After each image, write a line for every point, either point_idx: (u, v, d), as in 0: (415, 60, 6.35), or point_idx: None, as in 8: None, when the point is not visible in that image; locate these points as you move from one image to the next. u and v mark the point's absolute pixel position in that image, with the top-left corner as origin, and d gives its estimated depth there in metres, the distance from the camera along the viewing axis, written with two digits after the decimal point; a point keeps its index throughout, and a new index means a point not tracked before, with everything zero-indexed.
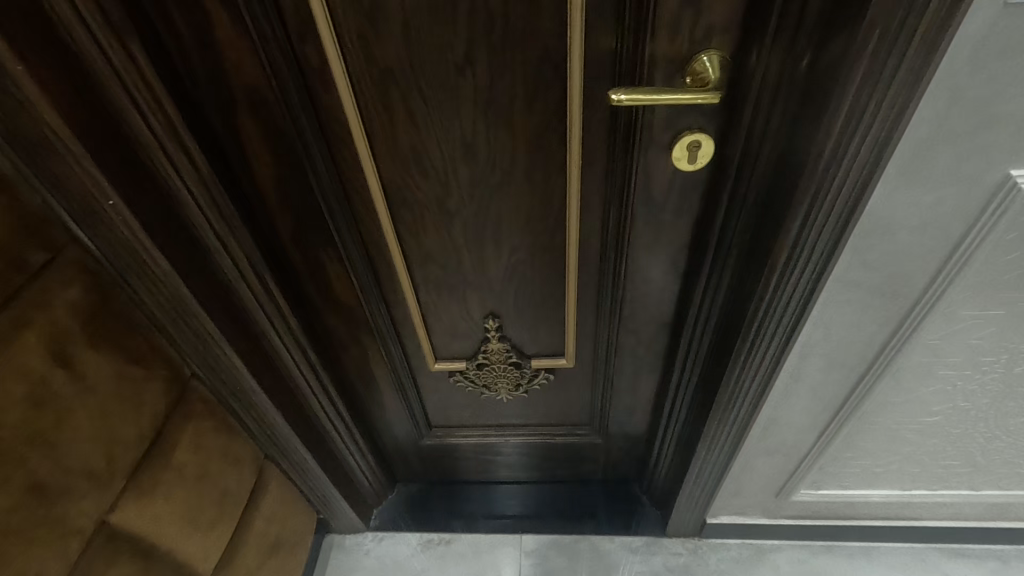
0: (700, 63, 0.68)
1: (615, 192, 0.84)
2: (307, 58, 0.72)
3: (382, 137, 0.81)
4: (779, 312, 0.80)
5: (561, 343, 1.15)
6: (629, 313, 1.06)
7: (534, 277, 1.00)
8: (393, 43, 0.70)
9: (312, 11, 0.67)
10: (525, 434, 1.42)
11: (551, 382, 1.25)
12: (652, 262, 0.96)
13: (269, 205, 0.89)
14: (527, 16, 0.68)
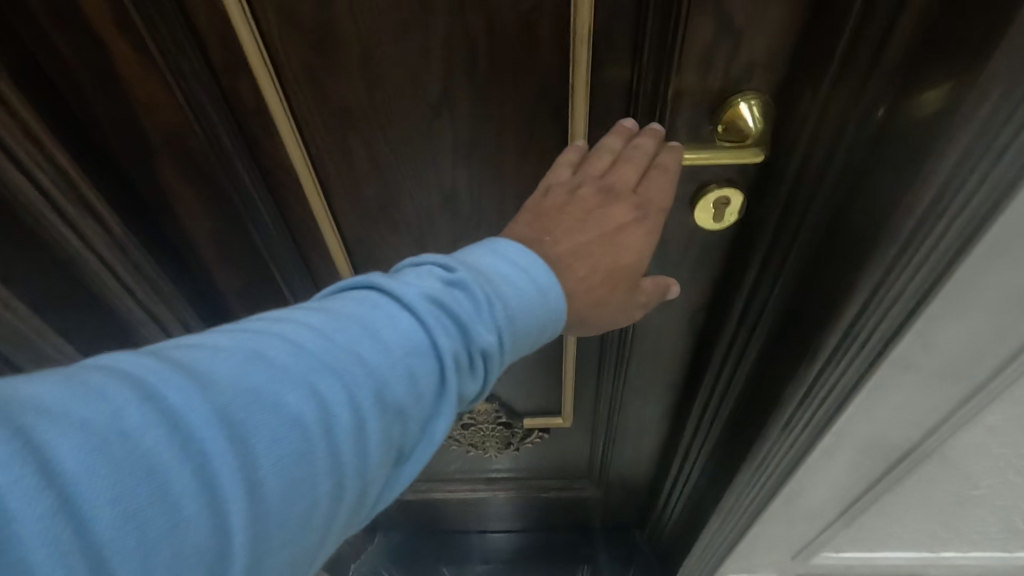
0: (735, 110, 0.54)
1: None
2: (239, 97, 0.56)
3: (344, 192, 0.66)
4: (821, 396, 0.68)
5: (558, 401, 1.02)
6: (635, 371, 0.93)
7: None
8: (349, 78, 0.55)
9: (241, 42, 0.52)
10: (517, 487, 1.30)
11: (546, 439, 1.12)
12: (664, 322, 0.83)
13: (208, 266, 0.73)
14: (519, 49, 0.53)
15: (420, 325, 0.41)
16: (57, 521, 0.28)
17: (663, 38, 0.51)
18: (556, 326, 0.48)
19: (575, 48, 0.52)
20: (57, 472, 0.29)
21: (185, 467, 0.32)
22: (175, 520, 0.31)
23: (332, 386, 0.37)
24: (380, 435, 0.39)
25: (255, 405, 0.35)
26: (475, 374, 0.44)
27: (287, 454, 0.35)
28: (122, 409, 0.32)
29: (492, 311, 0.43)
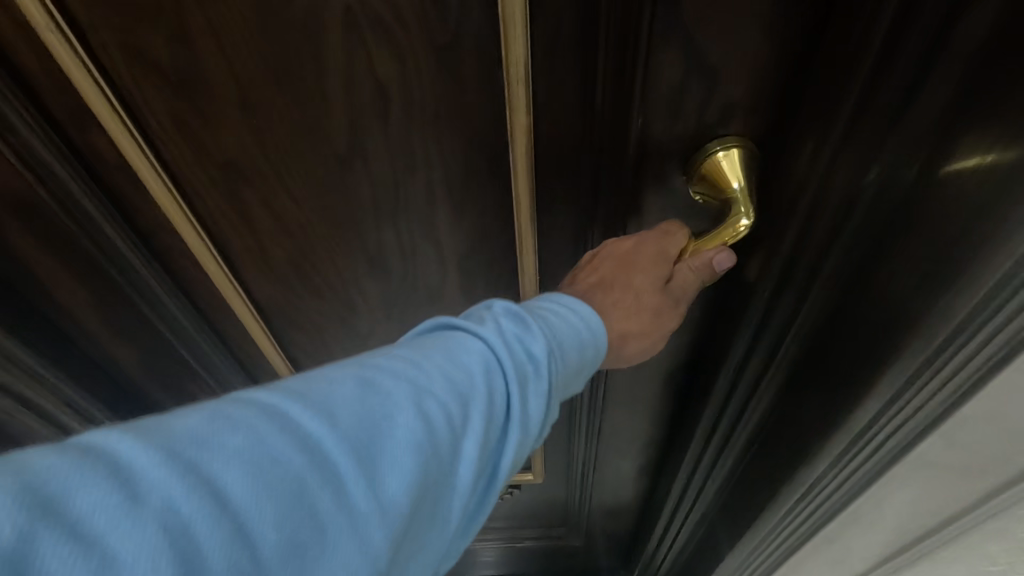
0: (715, 159, 0.43)
1: None
2: (95, 151, 0.45)
3: (251, 254, 0.55)
4: (818, 499, 0.55)
5: (528, 457, 0.91)
6: (610, 431, 0.83)
7: None
8: (230, 127, 0.44)
9: (79, 88, 0.40)
10: (491, 536, 1.20)
11: (517, 493, 1.02)
12: (640, 377, 0.72)
13: (97, 340, 0.61)
14: (441, 90, 0.42)
15: (511, 346, 0.38)
16: (223, 553, 0.24)
17: (621, 75, 0.40)
18: (598, 353, 0.44)
19: (511, 89, 0.41)
20: (225, 500, 0.25)
21: (335, 495, 0.28)
22: (330, 554, 0.27)
23: (450, 404, 0.33)
24: (494, 455, 0.35)
25: (386, 426, 0.31)
26: (558, 398, 0.40)
27: (427, 478, 0.31)
28: (265, 436, 0.28)
29: (556, 333, 0.40)
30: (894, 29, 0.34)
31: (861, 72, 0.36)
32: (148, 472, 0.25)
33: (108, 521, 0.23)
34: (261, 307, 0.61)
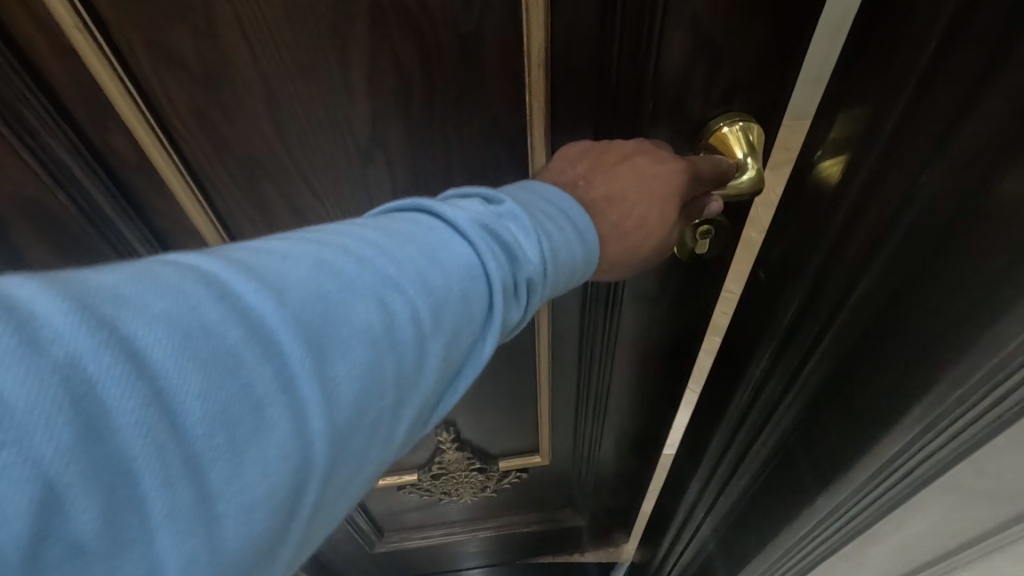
0: (723, 133, 0.46)
1: (598, 288, 0.63)
2: (113, 150, 0.44)
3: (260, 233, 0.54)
4: (838, 516, 0.52)
5: (536, 440, 0.93)
6: (618, 412, 0.85)
7: (497, 380, 0.78)
8: (253, 122, 0.45)
9: (101, 85, 0.40)
10: (499, 523, 1.21)
11: (524, 478, 1.03)
12: (649, 350, 0.73)
13: None
14: (462, 80, 0.44)
15: (484, 249, 0.33)
16: (138, 426, 0.22)
17: (635, 57, 0.42)
18: (589, 270, 0.39)
19: (530, 69, 0.43)
20: (143, 363, 0.22)
21: (271, 380, 0.25)
22: (263, 442, 0.24)
23: (408, 302, 0.30)
24: (452, 359, 0.32)
25: (330, 315, 0.27)
26: (526, 308, 0.36)
27: (370, 375, 0.28)
28: (199, 303, 0.25)
29: (548, 241, 0.35)
30: (953, 25, 0.35)
31: (912, 82, 0.38)
32: (54, 323, 0.21)
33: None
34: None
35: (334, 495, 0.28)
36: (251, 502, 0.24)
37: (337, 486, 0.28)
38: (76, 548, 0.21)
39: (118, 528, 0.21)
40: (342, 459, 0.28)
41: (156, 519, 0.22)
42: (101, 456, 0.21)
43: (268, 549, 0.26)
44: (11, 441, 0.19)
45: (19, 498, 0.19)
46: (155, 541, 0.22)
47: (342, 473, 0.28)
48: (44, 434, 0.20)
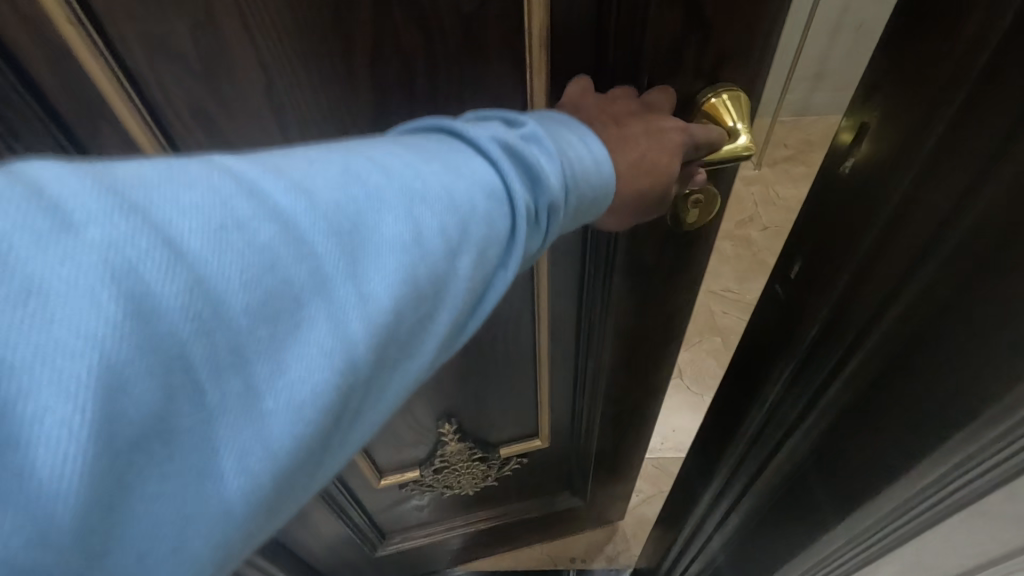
0: (713, 104, 0.49)
1: (601, 257, 0.62)
2: (99, 145, 0.42)
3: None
4: (879, 531, 0.49)
5: (534, 422, 0.94)
6: (614, 390, 0.86)
7: (497, 367, 0.78)
8: (253, 116, 0.43)
9: (96, 87, 0.39)
10: (507, 508, 1.16)
11: (522, 464, 1.05)
12: (643, 325, 0.75)
13: None
14: (466, 63, 0.44)
15: (507, 173, 0.33)
16: (184, 315, 0.23)
17: (631, 34, 0.44)
18: (603, 203, 0.39)
19: (531, 53, 0.44)
20: (183, 251, 0.23)
21: (308, 281, 0.26)
22: (302, 341, 0.26)
23: (439, 218, 0.30)
24: (480, 280, 0.32)
25: (363, 225, 0.28)
26: (549, 233, 0.36)
27: (406, 287, 0.28)
28: (230, 199, 0.25)
29: (570, 169, 0.35)
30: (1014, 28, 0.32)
31: (964, 91, 0.35)
32: (93, 205, 0.22)
33: (42, 256, 0.20)
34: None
35: (370, 405, 0.29)
36: (294, 397, 0.25)
37: (374, 395, 0.29)
38: (137, 428, 0.22)
39: (172, 411, 0.23)
40: (380, 367, 0.28)
41: (205, 404, 0.24)
42: (154, 337, 0.22)
43: (314, 452, 0.27)
44: (66, 309, 0.20)
45: (80, 366, 0.20)
46: (208, 423, 0.24)
47: (377, 385, 0.29)
48: (97, 314, 0.21)
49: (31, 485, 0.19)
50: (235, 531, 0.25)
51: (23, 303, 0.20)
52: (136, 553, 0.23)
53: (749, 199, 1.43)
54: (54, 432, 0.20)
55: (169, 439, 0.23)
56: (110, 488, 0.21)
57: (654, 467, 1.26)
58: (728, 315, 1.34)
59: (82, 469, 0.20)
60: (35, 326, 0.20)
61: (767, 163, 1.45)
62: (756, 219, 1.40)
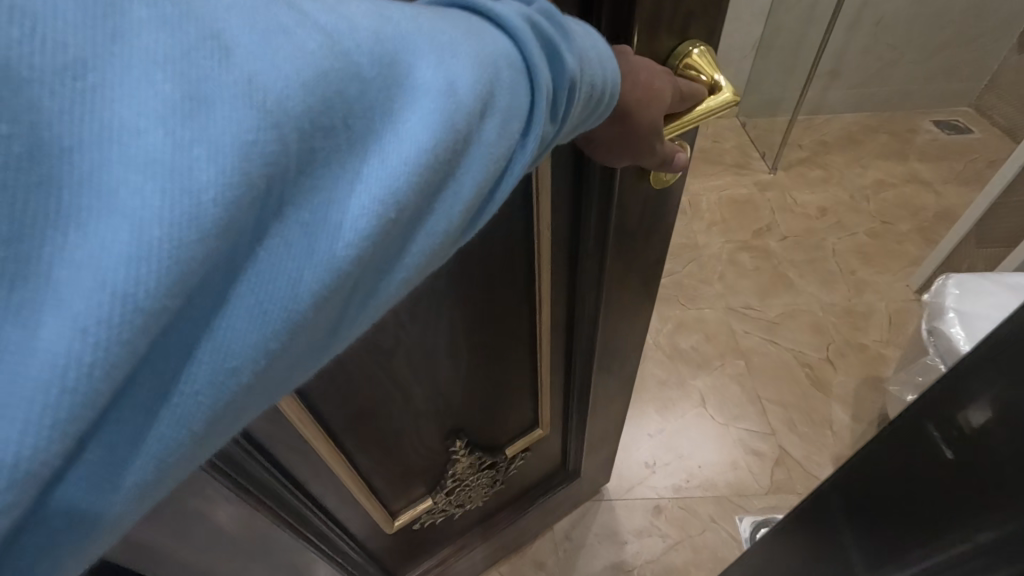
0: (693, 58, 0.37)
1: (594, 193, 0.42)
2: None
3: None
4: None
5: (535, 409, 0.65)
6: (611, 369, 0.65)
7: (498, 367, 0.54)
8: None
9: None
10: (538, 513, 0.81)
11: (541, 464, 0.75)
12: (638, 260, 0.52)
13: None
14: None
15: (526, 30, 0.23)
16: (236, 116, 0.16)
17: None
18: (610, 106, 0.29)
19: None
20: (226, 49, 0.16)
21: (369, 107, 0.18)
22: (355, 179, 0.18)
23: (475, 64, 0.21)
24: (503, 154, 0.23)
25: (405, 57, 0.19)
26: (567, 125, 0.26)
27: (461, 129, 0.20)
28: (267, 11, 0.17)
29: (583, 47, 0.26)
30: None
31: None
32: None
33: (87, 28, 0.14)
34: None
35: (397, 293, 0.22)
36: (343, 247, 0.18)
37: (415, 267, 0.21)
38: (198, 248, 0.15)
39: (233, 243, 0.16)
40: (427, 223, 0.21)
41: (255, 239, 0.17)
42: (194, 139, 0.15)
43: (341, 314, 0.20)
44: (104, 88, 0.14)
45: (129, 159, 0.15)
46: (254, 268, 0.17)
47: (415, 248, 0.21)
48: (145, 103, 0.15)
49: (68, 298, 0.14)
50: (264, 392, 0.20)
51: (71, 87, 0.14)
52: (175, 423, 0.17)
53: (765, 206, 1.19)
54: (112, 233, 0.14)
55: (224, 277, 0.17)
56: (160, 325, 0.15)
57: (680, 511, 0.84)
58: (750, 335, 1.00)
59: (129, 289, 0.14)
60: (80, 111, 0.14)
61: (785, 167, 1.27)
62: (774, 227, 1.15)
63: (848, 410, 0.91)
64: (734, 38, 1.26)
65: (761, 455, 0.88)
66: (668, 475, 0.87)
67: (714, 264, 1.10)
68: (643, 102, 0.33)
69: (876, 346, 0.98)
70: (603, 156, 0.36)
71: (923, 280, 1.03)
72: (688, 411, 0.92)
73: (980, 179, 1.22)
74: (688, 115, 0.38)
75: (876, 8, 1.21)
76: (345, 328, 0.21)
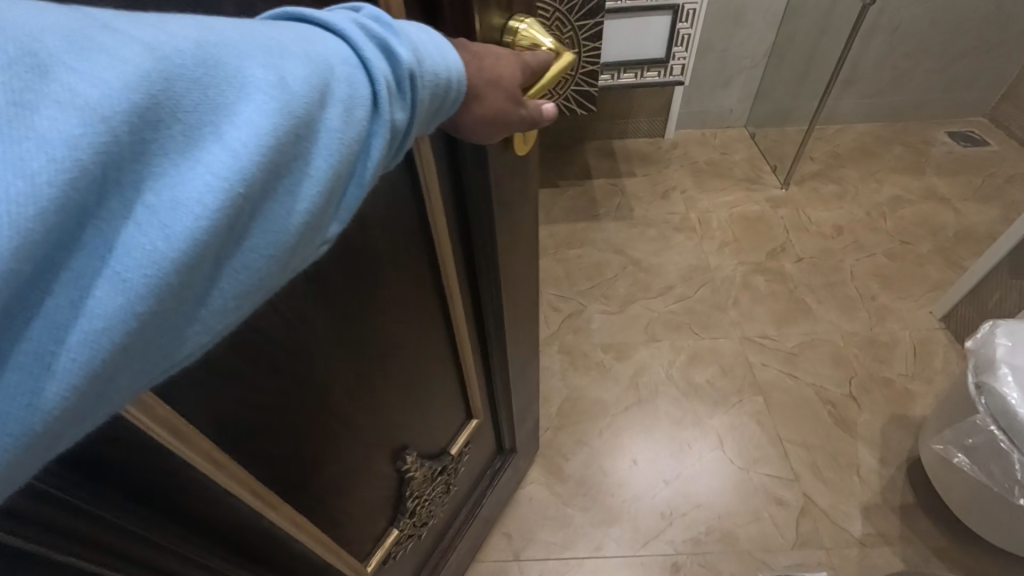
0: (525, 30, 0.34)
1: (471, 173, 0.39)
2: None
3: (166, 388, 0.27)
4: None
5: (465, 402, 0.62)
6: (518, 351, 0.63)
7: (425, 371, 0.51)
8: None
9: None
10: (493, 505, 0.79)
11: (479, 456, 0.72)
12: (524, 226, 0.50)
13: None
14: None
15: (361, 32, 0.22)
16: (55, 112, 0.14)
17: None
18: (457, 95, 0.26)
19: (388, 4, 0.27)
20: (41, 59, 0.14)
21: (201, 101, 0.17)
22: (192, 166, 0.16)
23: (311, 60, 0.19)
24: (356, 144, 0.21)
25: (232, 55, 0.18)
26: (423, 118, 0.24)
27: (302, 117, 0.19)
28: (81, 24, 0.16)
29: (426, 38, 0.24)
30: None
31: None
32: None
33: None
34: (89, 543, 0.27)
35: (248, 290, 0.19)
36: (177, 233, 0.16)
37: (269, 256, 0.19)
38: (27, 231, 0.13)
39: (60, 231, 0.14)
40: (284, 208, 0.19)
41: (82, 226, 0.15)
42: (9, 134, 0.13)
43: (200, 309, 0.18)
44: None
45: None
46: (81, 257, 0.15)
47: (265, 238, 0.19)
48: None
49: None
50: (109, 390, 0.17)
51: None
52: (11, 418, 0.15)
53: (777, 224, 1.17)
54: None
55: (48, 265, 0.14)
56: None
57: (699, 568, 0.77)
58: (769, 368, 0.96)
59: None
60: None
61: (797, 181, 1.25)
62: (788, 248, 1.13)
63: (876, 453, 0.86)
64: (746, 46, 1.23)
65: (785, 504, 0.82)
66: (685, 527, 0.81)
67: (728, 288, 1.07)
68: (492, 83, 0.30)
69: (902, 380, 0.93)
70: (480, 136, 0.32)
71: (948, 308, 0.99)
72: (705, 453, 0.87)
73: (999, 195, 1.19)
74: (546, 78, 0.33)
75: (892, 15, 1.19)
76: (211, 328, 0.19)
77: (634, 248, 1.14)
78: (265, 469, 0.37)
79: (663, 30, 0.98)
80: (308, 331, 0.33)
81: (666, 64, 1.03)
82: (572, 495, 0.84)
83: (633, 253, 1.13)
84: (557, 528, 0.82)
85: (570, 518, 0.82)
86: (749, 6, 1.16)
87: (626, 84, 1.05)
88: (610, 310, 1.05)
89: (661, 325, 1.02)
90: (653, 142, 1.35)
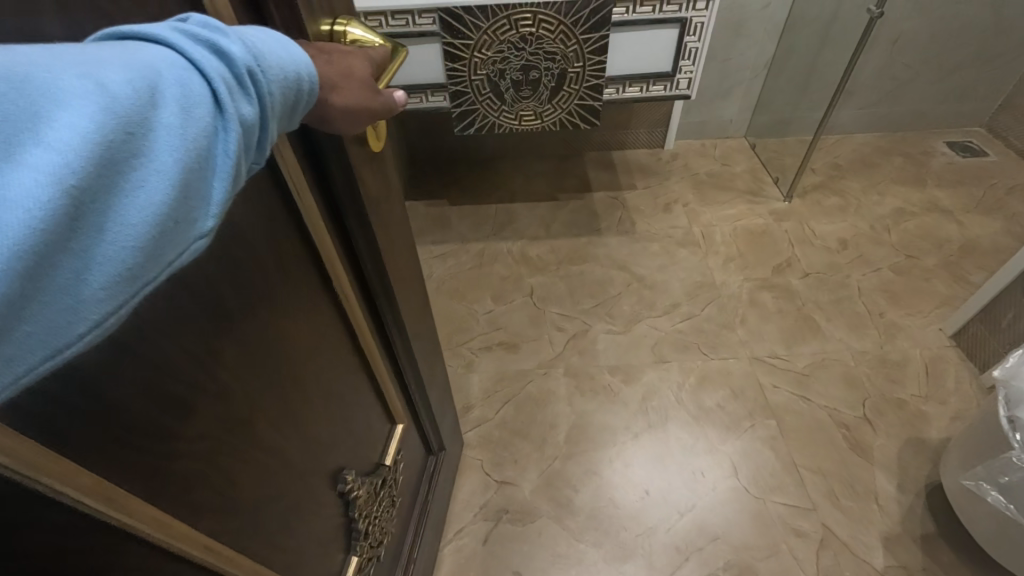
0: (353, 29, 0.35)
1: (336, 169, 0.38)
2: None
3: (82, 450, 0.24)
4: None
5: (387, 409, 0.61)
6: (421, 345, 0.63)
7: (340, 385, 0.49)
8: None
9: None
10: (436, 509, 0.79)
11: (410, 462, 0.71)
12: (397, 218, 0.50)
13: None
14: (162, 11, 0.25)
15: (185, 39, 0.22)
16: None
17: None
18: (311, 91, 0.27)
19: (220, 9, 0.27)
20: None
21: (15, 109, 0.17)
22: (13, 169, 0.16)
23: (130, 67, 0.20)
24: (200, 137, 0.21)
25: (44, 69, 0.18)
26: (277, 113, 0.25)
27: (127, 117, 0.19)
28: None
29: (261, 37, 0.24)
30: None
31: None
32: None
33: None
34: None
35: (106, 287, 0.19)
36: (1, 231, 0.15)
37: (122, 251, 0.19)
38: None
39: None
40: (129, 204, 0.19)
41: None
42: None
43: (56, 312, 0.18)
44: None
45: None
46: None
47: (112, 234, 0.19)
48: None
49: None
50: None
51: None
52: None
53: (781, 238, 1.16)
54: None
55: None
56: None
57: None
58: (780, 390, 0.95)
59: None
60: None
61: (801, 195, 1.24)
62: (794, 263, 1.12)
63: (894, 479, 0.86)
64: (747, 57, 1.23)
65: (805, 535, 0.81)
66: (703, 560, 0.79)
67: (734, 306, 1.06)
68: (346, 74, 0.31)
69: (915, 402, 0.93)
70: (352, 127, 0.33)
71: (958, 325, 0.99)
72: (720, 480, 0.86)
73: (1000, 208, 1.20)
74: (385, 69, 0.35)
75: (892, 26, 1.19)
76: (74, 334, 0.18)
77: (638, 264, 1.13)
78: (214, 519, 0.34)
79: (669, 45, 0.97)
80: (216, 361, 0.32)
81: (671, 77, 1.01)
82: (584, 530, 0.82)
83: (636, 269, 1.12)
84: (570, 565, 0.79)
85: (583, 554, 0.80)
86: (749, 18, 1.16)
87: (631, 98, 1.04)
88: (615, 330, 1.03)
89: (667, 345, 1.01)
90: (653, 153, 1.34)
